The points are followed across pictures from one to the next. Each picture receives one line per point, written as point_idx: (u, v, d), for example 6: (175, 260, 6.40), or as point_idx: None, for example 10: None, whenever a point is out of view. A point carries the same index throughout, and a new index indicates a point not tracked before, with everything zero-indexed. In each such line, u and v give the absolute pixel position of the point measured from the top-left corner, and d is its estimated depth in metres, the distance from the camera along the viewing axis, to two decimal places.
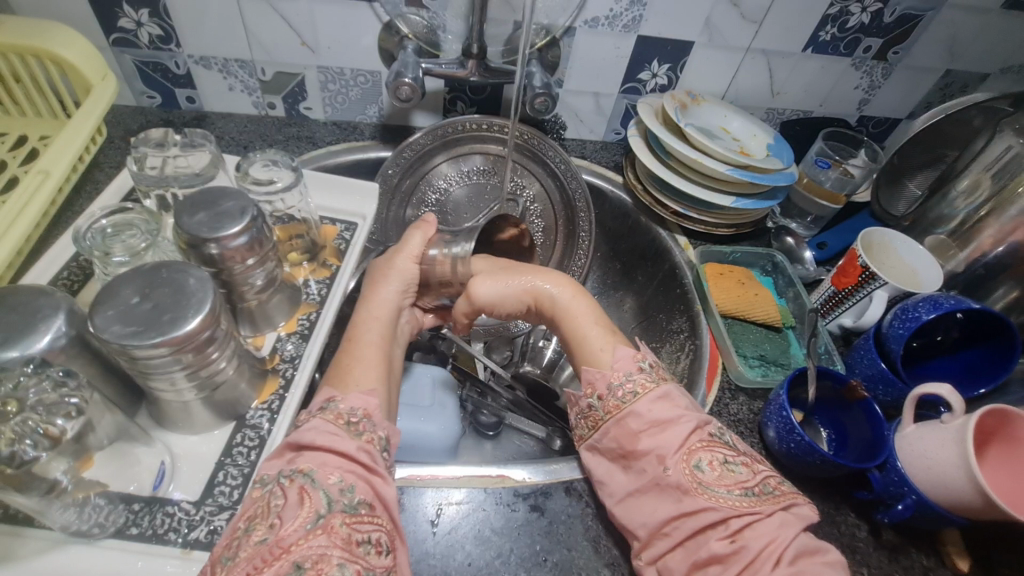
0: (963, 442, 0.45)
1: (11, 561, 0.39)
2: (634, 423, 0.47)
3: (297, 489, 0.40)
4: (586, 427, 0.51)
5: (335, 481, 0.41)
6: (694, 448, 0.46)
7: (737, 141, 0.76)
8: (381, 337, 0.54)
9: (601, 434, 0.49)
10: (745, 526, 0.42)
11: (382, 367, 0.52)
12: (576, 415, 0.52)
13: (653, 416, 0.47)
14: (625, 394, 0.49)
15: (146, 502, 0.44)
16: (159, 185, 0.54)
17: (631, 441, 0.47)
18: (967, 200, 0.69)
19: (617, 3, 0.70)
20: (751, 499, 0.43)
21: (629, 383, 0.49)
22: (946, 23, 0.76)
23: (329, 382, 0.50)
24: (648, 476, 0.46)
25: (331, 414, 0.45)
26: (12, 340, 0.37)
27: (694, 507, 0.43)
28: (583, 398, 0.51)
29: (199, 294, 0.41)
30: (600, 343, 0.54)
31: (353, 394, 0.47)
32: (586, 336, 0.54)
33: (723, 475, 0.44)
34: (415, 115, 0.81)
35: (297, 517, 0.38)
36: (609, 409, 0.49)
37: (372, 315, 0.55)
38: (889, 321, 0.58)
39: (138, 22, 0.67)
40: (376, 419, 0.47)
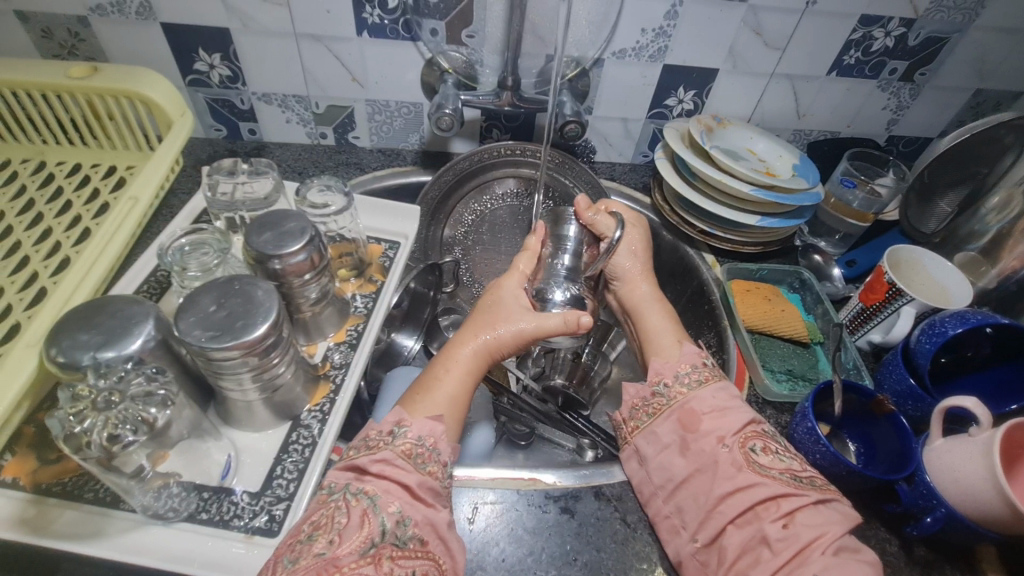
0: (990, 454, 0.46)
1: (101, 537, 0.45)
2: (697, 406, 0.53)
3: (360, 511, 0.43)
4: (645, 417, 0.55)
5: (393, 511, 0.44)
6: (750, 435, 0.50)
7: (764, 162, 0.79)
8: (467, 377, 0.56)
9: (660, 422, 0.54)
10: (796, 508, 0.45)
11: (457, 409, 0.54)
12: (630, 408, 0.56)
13: (717, 402, 0.53)
14: (690, 381, 0.55)
15: (214, 491, 0.48)
16: (228, 209, 0.61)
17: (693, 423, 0.52)
18: (998, 216, 0.70)
19: (644, 35, 0.74)
20: (799, 483, 0.47)
21: (695, 372, 0.55)
22: (973, 44, 0.77)
23: (402, 405, 0.53)
24: (706, 457, 0.50)
25: (403, 445, 0.48)
26: (110, 342, 0.43)
27: (748, 483, 0.47)
28: (647, 388, 0.56)
29: (266, 304, 0.47)
30: (668, 341, 0.61)
31: (420, 421, 0.50)
32: (660, 334, 0.62)
33: (776, 460, 0.49)
34: (453, 142, 0.87)
35: (355, 539, 0.42)
36: (674, 395, 0.54)
37: (460, 353, 0.57)
38: (916, 336, 0.58)
39: (211, 65, 0.76)
40: (442, 448, 0.49)
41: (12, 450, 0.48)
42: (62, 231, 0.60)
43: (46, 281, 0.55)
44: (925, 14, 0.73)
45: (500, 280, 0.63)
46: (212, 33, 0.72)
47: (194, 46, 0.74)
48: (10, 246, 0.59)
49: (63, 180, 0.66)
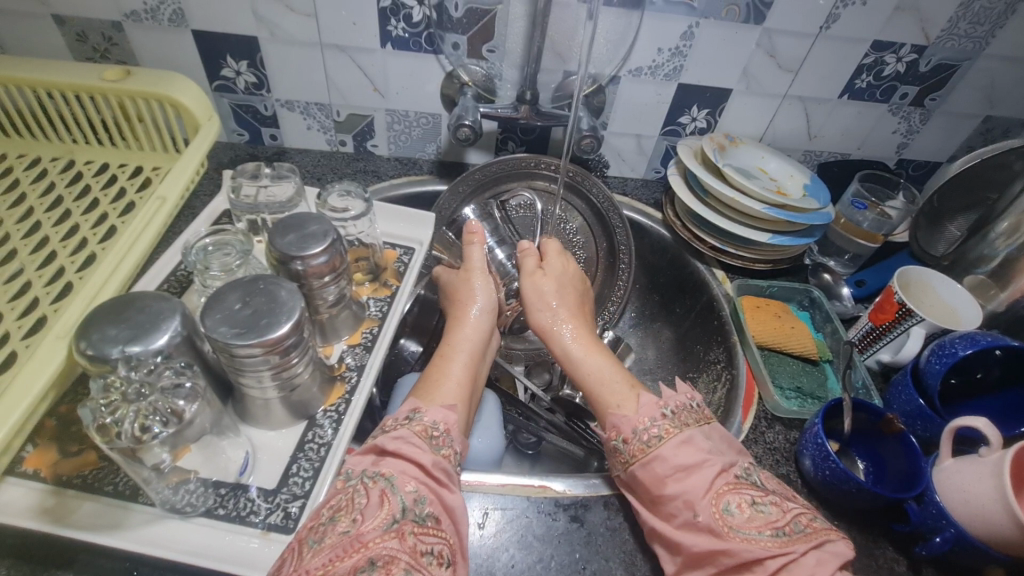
0: (1000, 475, 0.46)
1: (120, 529, 0.45)
2: (659, 467, 0.48)
3: (378, 491, 0.44)
4: (618, 466, 0.53)
5: (410, 490, 0.45)
6: (721, 491, 0.46)
7: (775, 181, 0.80)
8: (469, 355, 0.62)
9: (629, 476, 0.51)
10: (783, 567, 0.42)
11: (467, 389, 0.58)
12: (607, 456, 0.54)
13: (676, 462, 0.48)
14: (650, 439, 0.50)
15: (231, 487, 0.49)
16: (252, 211, 0.63)
17: (659, 486, 0.48)
18: (1005, 241, 0.71)
19: (660, 55, 0.76)
20: (782, 539, 0.44)
21: (650, 427, 0.51)
22: (983, 72, 0.78)
23: (417, 396, 0.56)
24: (680, 517, 0.47)
25: (418, 426, 0.50)
26: (138, 337, 0.44)
27: (727, 546, 0.44)
28: (609, 442, 0.54)
29: (290, 304, 0.48)
30: (620, 389, 0.57)
31: (434, 408, 0.52)
32: (606, 387, 0.58)
33: (754, 516, 0.45)
34: (469, 152, 0.89)
35: (376, 517, 0.42)
36: (635, 453, 0.50)
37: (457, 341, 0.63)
38: (926, 356, 0.59)
39: (237, 71, 0.78)
40: (454, 435, 0.51)
41: (34, 441, 0.49)
42: (89, 228, 0.62)
43: (72, 276, 0.57)
44: (936, 41, 0.75)
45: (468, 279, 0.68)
46: (240, 42, 0.75)
47: (222, 53, 0.76)
48: (38, 241, 0.60)
49: (91, 179, 0.68)
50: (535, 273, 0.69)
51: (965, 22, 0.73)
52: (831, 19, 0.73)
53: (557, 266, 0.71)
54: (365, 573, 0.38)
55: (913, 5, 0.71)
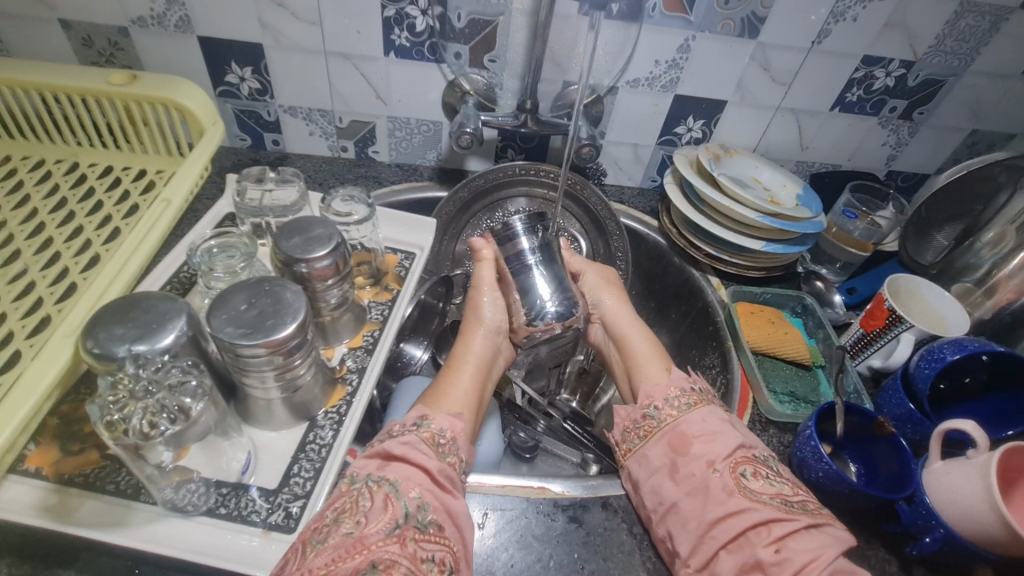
0: (987, 476, 0.47)
1: (122, 527, 0.46)
2: (688, 429, 0.53)
3: (383, 495, 0.45)
4: (636, 439, 0.55)
5: (415, 496, 0.45)
6: (740, 460, 0.51)
7: (769, 191, 0.82)
8: (476, 368, 0.63)
9: (651, 445, 0.54)
10: (788, 534, 0.45)
11: (473, 399, 0.59)
12: (622, 431, 0.57)
13: (705, 424, 0.53)
14: (680, 405, 0.56)
15: (232, 487, 0.50)
16: (256, 214, 0.64)
17: (684, 446, 0.53)
18: (992, 250, 0.74)
19: (657, 66, 0.78)
20: (790, 508, 0.48)
21: (683, 396, 0.56)
22: (969, 87, 0.81)
23: (424, 403, 0.57)
24: (696, 480, 0.50)
25: (425, 433, 0.51)
26: (144, 336, 0.44)
27: (739, 509, 0.48)
28: (637, 410, 0.57)
29: (295, 305, 0.49)
30: (655, 367, 0.62)
31: (442, 416, 0.54)
32: (644, 357, 0.63)
33: (766, 485, 0.49)
34: (469, 159, 0.90)
35: (379, 520, 0.43)
36: (665, 418, 0.55)
37: (467, 352, 0.64)
38: (916, 362, 0.61)
39: (242, 77, 0.79)
40: (460, 444, 0.53)
41: (36, 440, 0.49)
42: (93, 230, 0.62)
43: (76, 276, 0.57)
44: (923, 57, 0.77)
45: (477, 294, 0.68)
46: (245, 48, 0.76)
47: (227, 59, 0.77)
48: (42, 242, 0.61)
49: (96, 182, 0.69)
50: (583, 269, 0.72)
51: (951, 40, 0.75)
52: (823, 34, 0.75)
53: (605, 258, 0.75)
54: None
55: (901, 22, 0.73)
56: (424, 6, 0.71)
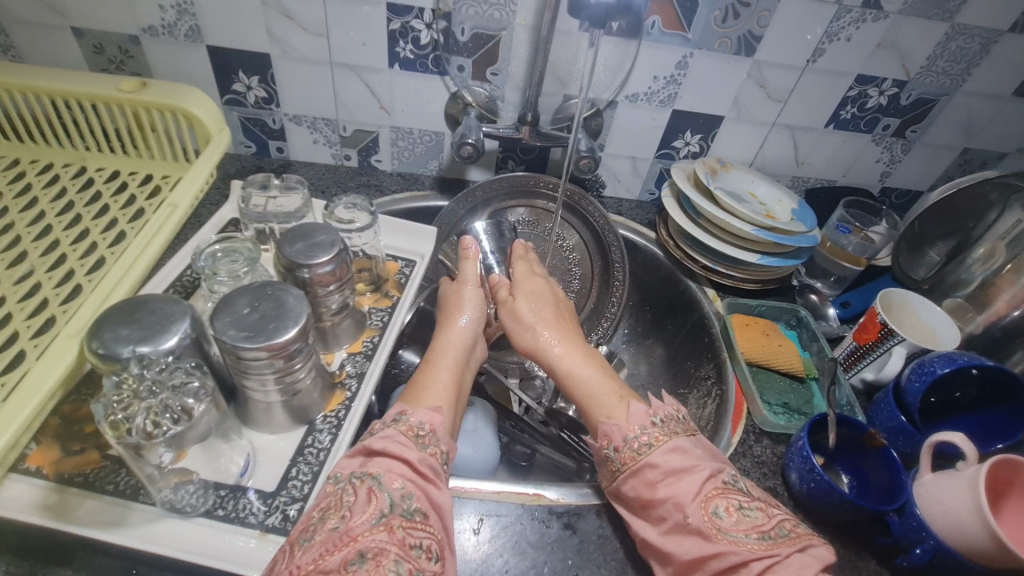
0: (976, 488, 0.48)
1: (122, 527, 0.46)
2: (648, 474, 0.51)
3: (366, 488, 0.45)
4: (606, 478, 0.54)
5: (397, 487, 0.46)
6: (711, 495, 0.48)
7: (764, 206, 0.83)
8: (455, 363, 0.63)
9: (618, 485, 0.52)
10: (764, 570, 0.43)
11: (452, 393, 0.59)
12: (598, 467, 0.56)
13: (667, 465, 0.50)
14: (639, 447, 0.52)
15: (231, 489, 0.50)
16: (260, 220, 0.65)
17: (650, 491, 0.50)
18: (982, 267, 0.76)
19: (655, 82, 0.80)
20: (768, 542, 0.45)
21: (642, 437, 0.53)
22: (960, 107, 0.83)
23: (403, 401, 0.57)
24: (667, 522, 0.48)
25: (405, 426, 0.51)
26: (148, 338, 0.45)
27: (715, 550, 0.45)
28: (600, 450, 0.55)
29: (297, 309, 0.50)
30: (611, 399, 0.59)
31: (422, 410, 0.54)
32: (598, 395, 0.60)
33: (741, 519, 0.46)
34: (470, 170, 0.91)
35: (364, 512, 0.43)
36: (624, 461, 0.52)
37: (443, 346, 0.65)
38: (907, 375, 0.61)
39: (249, 86, 0.81)
40: (440, 436, 0.53)
41: (38, 439, 0.50)
42: (99, 233, 0.63)
43: (81, 278, 0.58)
44: (916, 77, 0.79)
45: (460, 289, 0.71)
46: (253, 58, 0.77)
47: (235, 69, 0.78)
48: (49, 244, 0.62)
49: (103, 186, 0.70)
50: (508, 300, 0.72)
51: (942, 61, 0.77)
52: (818, 53, 0.77)
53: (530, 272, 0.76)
54: (355, 566, 0.40)
55: (893, 43, 0.75)
56: (429, 20, 0.73)
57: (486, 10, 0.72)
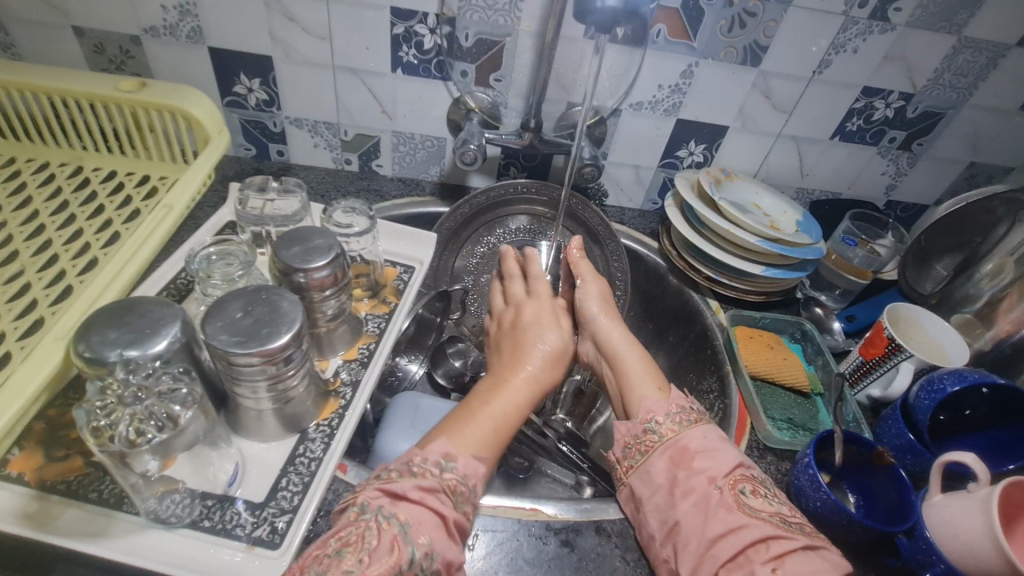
0: (989, 512, 0.47)
1: (103, 537, 0.45)
2: (690, 444, 0.53)
3: (391, 535, 0.43)
4: (637, 456, 0.54)
5: (424, 542, 0.44)
6: (739, 478, 0.51)
7: (769, 216, 0.82)
8: (521, 400, 0.59)
9: (653, 460, 0.53)
10: (786, 551, 0.45)
11: (495, 441, 0.55)
12: (623, 447, 0.56)
13: (705, 440, 0.53)
14: (681, 421, 0.55)
15: (218, 499, 0.49)
16: (256, 223, 0.64)
17: (686, 461, 0.52)
18: (991, 282, 0.75)
19: (660, 91, 0.79)
20: (788, 527, 0.48)
21: (684, 413, 0.56)
22: (967, 120, 0.82)
23: (442, 432, 0.54)
24: (696, 495, 0.50)
25: (450, 480, 0.48)
26: (136, 341, 0.44)
27: (738, 524, 0.47)
28: (637, 426, 0.56)
29: (292, 315, 0.48)
30: (650, 389, 0.61)
31: (467, 457, 0.51)
32: (639, 376, 0.62)
33: (765, 503, 0.49)
34: (471, 176, 0.91)
35: (384, 562, 0.42)
36: (666, 433, 0.54)
37: (516, 375, 0.61)
38: (915, 392, 0.60)
39: (250, 89, 0.80)
40: (478, 491, 0.50)
41: (20, 445, 0.48)
42: (93, 233, 0.62)
43: (73, 279, 0.57)
44: (923, 90, 0.78)
45: (543, 325, 0.66)
46: (255, 60, 0.77)
47: (236, 71, 0.78)
48: (41, 244, 0.61)
49: (98, 186, 0.69)
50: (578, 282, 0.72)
51: (949, 74, 0.77)
52: (824, 64, 0.76)
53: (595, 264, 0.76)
54: None
55: (900, 55, 0.75)
56: (433, 25, 0.73)
57: (491, 16, 0.72)
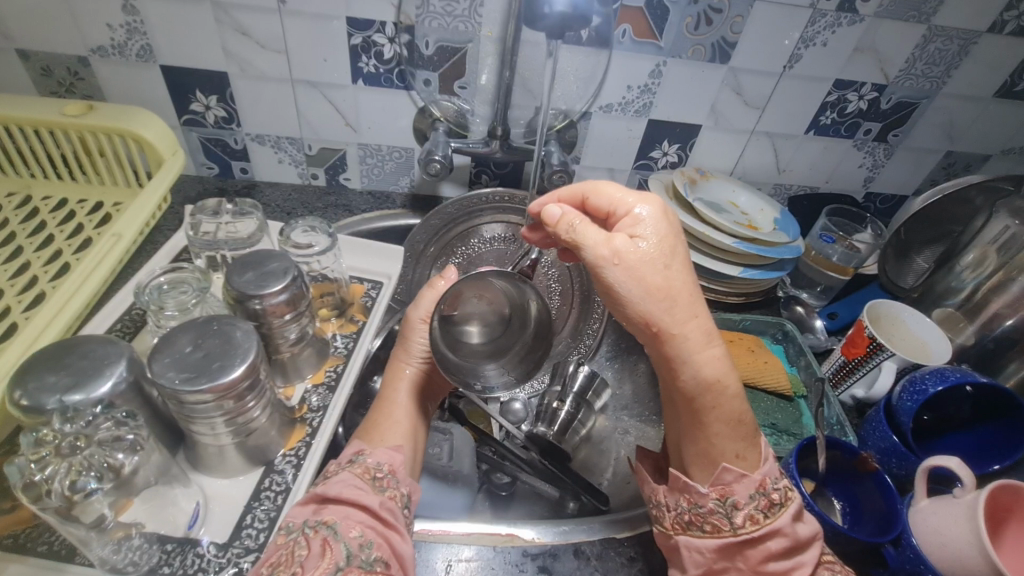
0: (974, 519, 0.46)
1: None
2: (772, 544, 0.43)
3: (320, 540, 0.41)
4: (696, 526, 0.46)
5: (356, 535, 0.42)
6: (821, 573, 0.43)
7: (746, 215, 0.80)
8: (411, 395, 0.57)
9: (719, 546, 0.44)
10: None
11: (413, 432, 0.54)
12: (683, 505, 0.47)
13: (794, 538, 0.43)
14: (766, 508, 0.44)
15: (178, 543, 0.46)
16: (211, 248, 0.61)
17: (760, 561, 0.43)
18: (973, 273, 0.72)
19: (630, 91, 0.77)
20: None
21: (774, 498, 0.44)
22: (942, 109, 0.81)
23: (360, 436, 0.53)
24: None
25: (359, 468, 0.47)
26: (79, 384, 0.41)
27: None
28: (708, 497, 0.45)
29: (245, 346, 0.46)
30: (730, 447, 0.45)
31: (380, 449, 0.50)
32: (724, 434, 0.45)
33: None
34: (442, 186, 0.89)
35: (317, 568, 0.39)
36: (744, 524, 0.44)
37: (396, 392, 0.56)
38: (898, 393, 0.59)
39: (207, 106, 0.77)
40: (400, 476, 0.49)
41: None
42: (41, 266, 0.59)
43: (18, 316, 0.54)
44: (895, 80, 0.77)
45: (409, 325, 0.58)
46: (209, 77, 0.74)
47: (191, 88, 0.75)
48: None
49: (48, 215, 0.66)
50: (612, 258, 0.41)
51: (922, 63, 0.75)
52: (794, 59, 0.75)
53: (648, 225, 0.42)
54: None
55: (870, 46, 0.73)
56: (391, 33, 0.71)
57: (450, 22, 0.70)
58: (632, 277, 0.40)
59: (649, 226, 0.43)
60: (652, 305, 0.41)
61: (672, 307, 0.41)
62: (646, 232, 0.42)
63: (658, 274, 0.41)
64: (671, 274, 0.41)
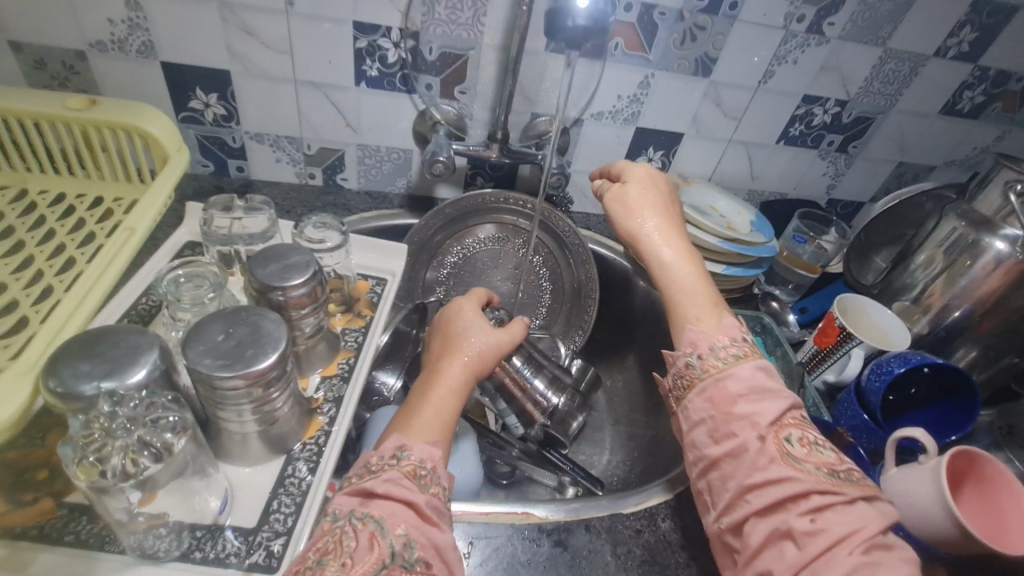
0: (938, 480, 0.52)
1: None
2: (732, 386, 0.50)
3: (368, 534, 0.43)
4: (682, 390, 0.54)
5: (401, 533, 0.44)
6: (786, 424, 0.48)
7: (725, 218, 0.86)
8: (452, 384, 0.58)
9: (694, 397, 0.52)
10: (826, 507, 0.43)
11: (447, 423, 0.55)
12: (672, 378, 0.55)
13: (750, 379, 0.50)
14: (726, 357, 0.52)
15: (207, 529, 0.47)
16: (223, 243, 0.62)
17: (728, 404, 0.50)
18: (924, 272, 0.78)
19: (620, 101, 0.82)
20: (836, 480, 0.45)
21: (733, 347, 0.53)
22: (894, 124, 0.90)
23: (394, 428, 0.53)
24: (736, 442, 0.48)
25: (406, 466, 0.48)
26: (114, 372, 0.42)
27: (782, 475, 0.45)
28: (681, 358, 0.54)
29: (276, 335, 0.47)
30: (694, 303, 0.57)
31: (421, 444, 0.51)
32: (685, 297, 0.57)
33: (812, 453, 0.47)
34: (438, 188, 0.91)
35: (367, 562, 0.42)
36: (707, 369, 0.52)
37: (449, 372, 0.59)
38: (867, 375, 0.65)
39: (206, 104, 0.77)
40: (439, 472, 0.50)
41: None
42: (44, 259, 0.59)
43: (27, 309, 0.53)
44: (855, 96, 0.85)
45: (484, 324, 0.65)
46: (211, 75, 0.75)
47: (191, 85, 0.75)
48: None
49: (47, 209, 0.65)
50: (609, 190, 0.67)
51: (878, 81, 0.84)
52: (768, 75, 0.82)
53: (637, 172, 0.67)
54: None
55: (835, 65, 0.81)
56: (397, 38, 0.73)
57: (454, 30, 0.73)
58: (618, 197, 0.66)
59: (638, 171, 0.67)
60: (630, 217, 0.64)
61: (641, 214, 0.64)
62: (635, 173, 0.67)
63: (634, 194, 0.65)
64: (651, 202, 0.65)
